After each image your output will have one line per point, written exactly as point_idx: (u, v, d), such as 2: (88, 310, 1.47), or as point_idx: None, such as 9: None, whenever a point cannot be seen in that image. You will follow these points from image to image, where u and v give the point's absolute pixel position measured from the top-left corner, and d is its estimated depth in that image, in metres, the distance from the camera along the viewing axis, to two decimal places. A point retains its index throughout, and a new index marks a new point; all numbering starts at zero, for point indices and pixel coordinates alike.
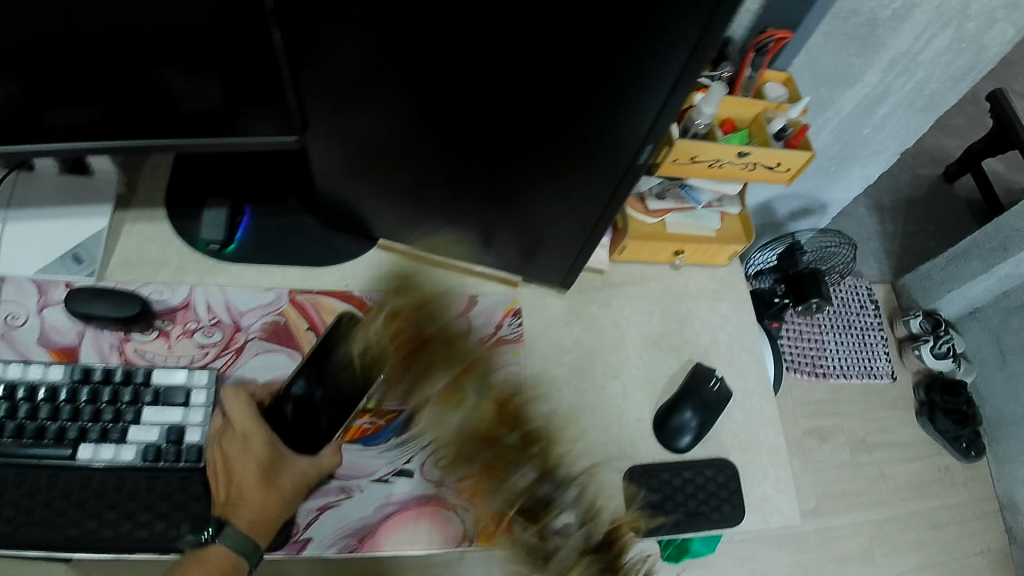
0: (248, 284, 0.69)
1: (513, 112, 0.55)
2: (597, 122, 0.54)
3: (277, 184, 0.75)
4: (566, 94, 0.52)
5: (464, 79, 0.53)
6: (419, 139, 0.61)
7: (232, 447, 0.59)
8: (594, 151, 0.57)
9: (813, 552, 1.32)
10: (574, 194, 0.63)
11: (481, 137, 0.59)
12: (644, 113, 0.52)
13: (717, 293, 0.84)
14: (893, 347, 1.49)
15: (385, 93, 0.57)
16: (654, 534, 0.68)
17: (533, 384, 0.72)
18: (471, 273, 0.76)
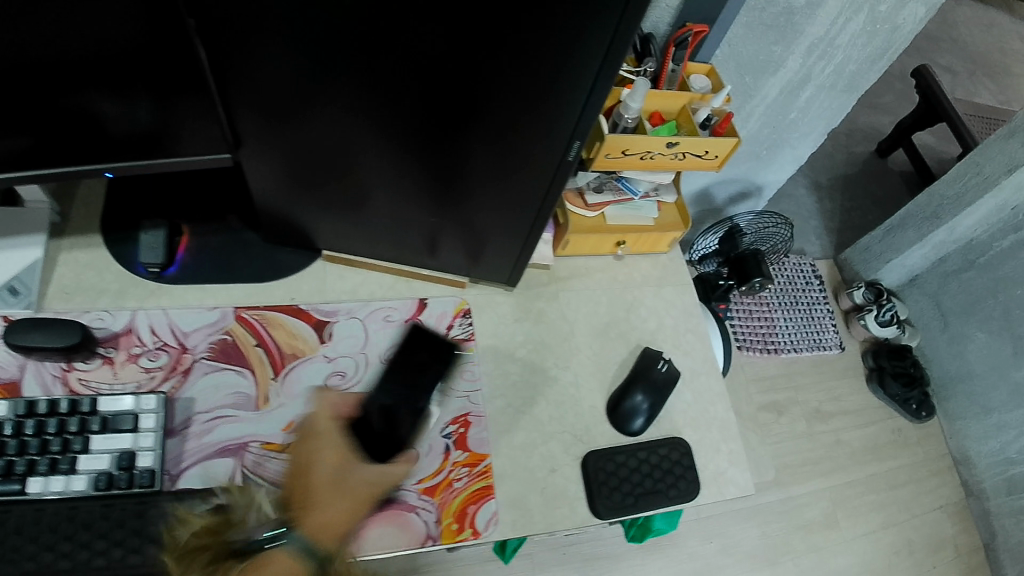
0: (192, 305, 0.70)
1: (448, 114, 0.56)
2: (528, 118, 0.55)
3: (215, 203, 0.75)
4: (496, 94, 0.54)
5: (397, 84, 0.54)
6: (360, 147, 0.62)
7: (309, 447, 0.57)
8: (528, 146, 0.59)
9: (778, 521, 1.36)
10: (513, 191, 0.65)
11: (420, 141, 0.60)
12: (571, 107, 0.54)
13: (660, 280, 0.87)
14: (840, 318, 1.58)
15: (323, 103, 0.57)
16: (613, 515, 0.70)
17: (488, 380, 0.74)
18: (418, 277, 0.77)
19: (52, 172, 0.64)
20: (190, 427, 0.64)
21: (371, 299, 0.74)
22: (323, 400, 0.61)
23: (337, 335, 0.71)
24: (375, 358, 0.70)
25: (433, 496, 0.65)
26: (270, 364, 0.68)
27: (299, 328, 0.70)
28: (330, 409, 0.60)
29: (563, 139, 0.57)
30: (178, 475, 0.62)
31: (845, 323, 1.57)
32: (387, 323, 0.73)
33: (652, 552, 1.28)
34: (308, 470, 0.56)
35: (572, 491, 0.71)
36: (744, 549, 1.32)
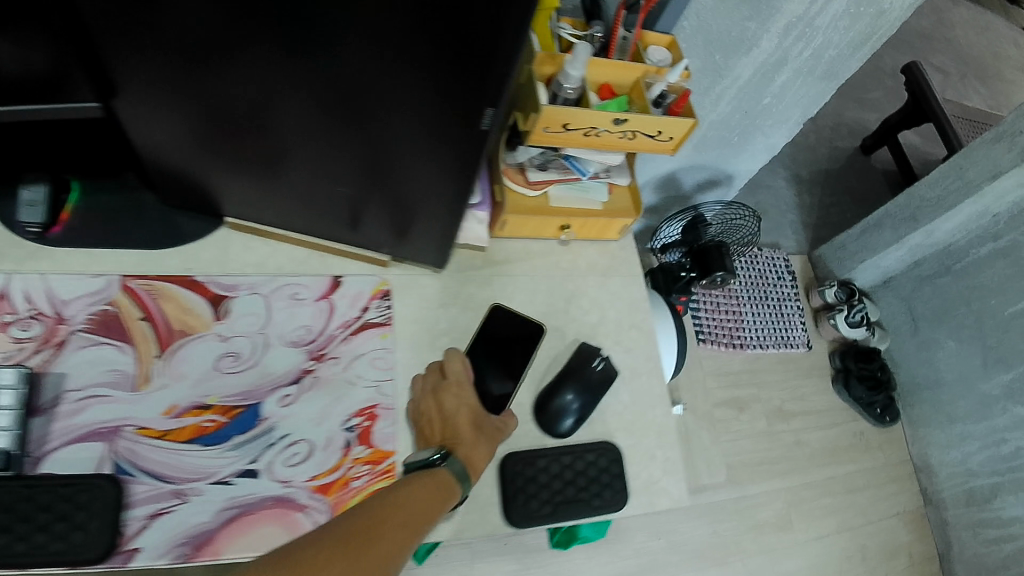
0: (74, 271, 0.62)
1: (353, 69, 0.49)
2: (452, 88, 0.48)
3: (115, 156, 0.67)
4: (418, 58, 0.46)
5: (306, 38, 0.47)
6: (273, 107, 0.55)
7: (450, 394, 0.64)
8: (455, 121, 0.52)
9: (730, 520, 1.33)
10: (432, 165, 0.58)
11: (339, 104, 0.53)
12: (488, 72, 0.47)
13: (607, 270, 0.80)
14: (810, 316, 1.52)
15: (227, 54, 0.50)
16: (528, 523, 0.66)
17: (404, 370, 0.68)
18: (333, 252, 0.70)
19: None
20: (58, 406, 0.57)
21: (279, 274, 0.68)
22: (457, 358, 0.66)
23: (235, 312, 0.64)
24: (275, 340, 0.64)
25: (326, 495, 0.60)
26: (155, 341, 0.61)
27: (192, 301, 0.64)
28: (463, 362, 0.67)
29: (483, 109, 0.49)
30: (41, 458, 0.56)
31: (814, 321, 1.52)
32: (294, 301, 0.67)
33: (596, 546, 1.23)
34: (447, 412, 0.64)
35: (486, 496, 0.66)
36: (692, 548, 1.28)
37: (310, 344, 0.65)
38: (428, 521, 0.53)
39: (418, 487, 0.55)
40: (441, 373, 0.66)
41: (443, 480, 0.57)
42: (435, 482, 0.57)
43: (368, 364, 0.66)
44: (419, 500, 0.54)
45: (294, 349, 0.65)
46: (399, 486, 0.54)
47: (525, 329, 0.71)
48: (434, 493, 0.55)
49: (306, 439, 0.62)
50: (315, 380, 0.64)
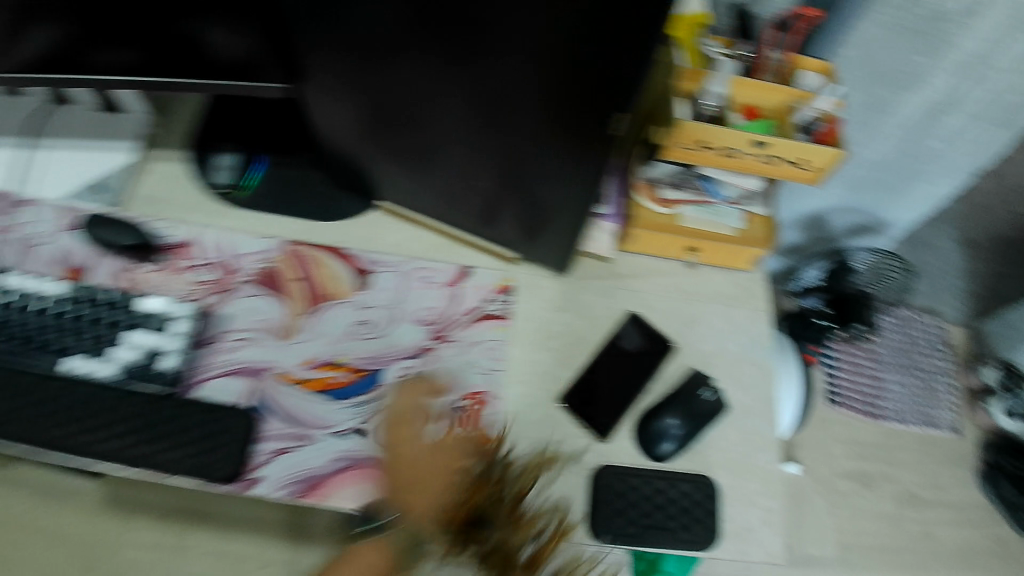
0: (250, 230, 0.72)
1: (506, 71, 0.55)
2: (591, 90, 0.51)
3: (296, 137, 0.77)
4: (565, 58, 0.50)
5: (471, 36, 0.53)
6: (436, 99, 0.61)
7: (400, 434, 0.62)
8: (588, 126, 0.54)
9: None
10: (566, 172, 0.61)
11: (492, 100, 0.58)
12: (622, 80, 0.49)
13: (732, 300, 0.77)
14: (963, 395, 1.35)
15: (408, 45, 0.57)
16: (610, 539, 0.65)
17: (514, 364, 0.70)
18: (466, 244, 0.75)
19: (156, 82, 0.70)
20: (220, 342, 0.66)
21: (415, 256, 0.73)
22: (408, 391, 0.65)
23: (374, 286, 0.71)
24: (403, 316, 0.70)
25: None
26: (304, 300, 0.69)
27: (340, 270, 0.71)
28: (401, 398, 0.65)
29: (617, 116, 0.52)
30: (197, 383, 0.64)
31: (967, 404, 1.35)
32: (425, 284, 0.72)
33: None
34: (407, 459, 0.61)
35: (576, 503, 0.66)
36: None
37: (433, 324, 0.70)
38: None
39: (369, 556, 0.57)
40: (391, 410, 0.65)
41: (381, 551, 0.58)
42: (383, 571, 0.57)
43: (482, 353, 0.70)
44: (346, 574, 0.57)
45: (419, 327, 0.70)
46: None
47: (659, 344, 0.73)
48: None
49: None
50: (433, 358, 0.69)
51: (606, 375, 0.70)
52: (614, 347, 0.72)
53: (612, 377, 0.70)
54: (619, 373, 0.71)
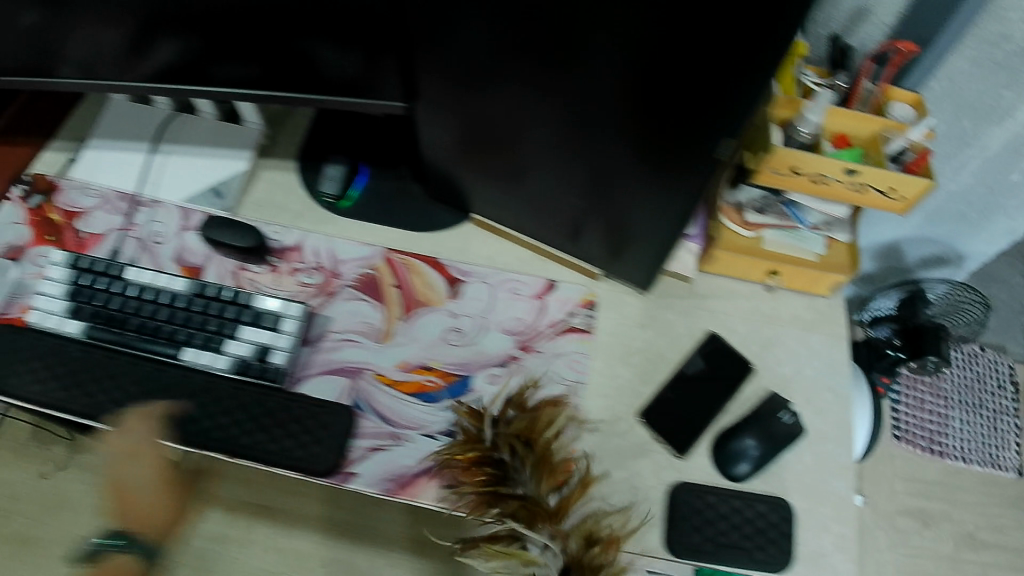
0: (352, 238, 0.77)
1: (602, 101, 0.58)
2: (699, 119, 0.54)
3: (396, 152, 0.82)
4: (674, 90, 0.53)
5: (570, 70, 0.57)
6: (536, 125, 0.65)
7: (130, 468, 0.61)
8: (692, 150, 0.57)
9: None
10: (657, 195, 0.63)
11: (593, 127, 0.61)
12: (722, 109, 0.52)
13: (810, 324, 0.78)
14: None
15: (516, 78, 0.61)
16: (686, 555, 0.65)
17: (595, 377, 0.72)
18: (553, 259, 0.78)
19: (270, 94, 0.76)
20: (323, 341, 0.71)
21: (504, 269, 0.76)
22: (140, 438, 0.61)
23: (465, 295, 0.74)
24: (492, 325, 0.73)
25: None
26: (400, 305, 0.73)
27: (433, 278, 0.75)
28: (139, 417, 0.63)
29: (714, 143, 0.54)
30: (300, 379, 0.68)
31: None
32: (513, 295, 0.75)
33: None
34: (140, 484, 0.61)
35: (651, 517, 0.67)
36: None
37: (520, 334, 0.73)
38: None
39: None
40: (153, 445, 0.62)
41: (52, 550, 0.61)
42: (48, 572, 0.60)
43: (566, 365, 0.72)
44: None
45: (506, 336, 0.73)
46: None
47: (740, 366, 0.73)
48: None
49: None
50: (520, 367, 0.71)
51: (687, 393, 0.71)
52: (695, 365, 0.73)
53: (691, 394, 0.71)
54: (698, 392, 0.72)
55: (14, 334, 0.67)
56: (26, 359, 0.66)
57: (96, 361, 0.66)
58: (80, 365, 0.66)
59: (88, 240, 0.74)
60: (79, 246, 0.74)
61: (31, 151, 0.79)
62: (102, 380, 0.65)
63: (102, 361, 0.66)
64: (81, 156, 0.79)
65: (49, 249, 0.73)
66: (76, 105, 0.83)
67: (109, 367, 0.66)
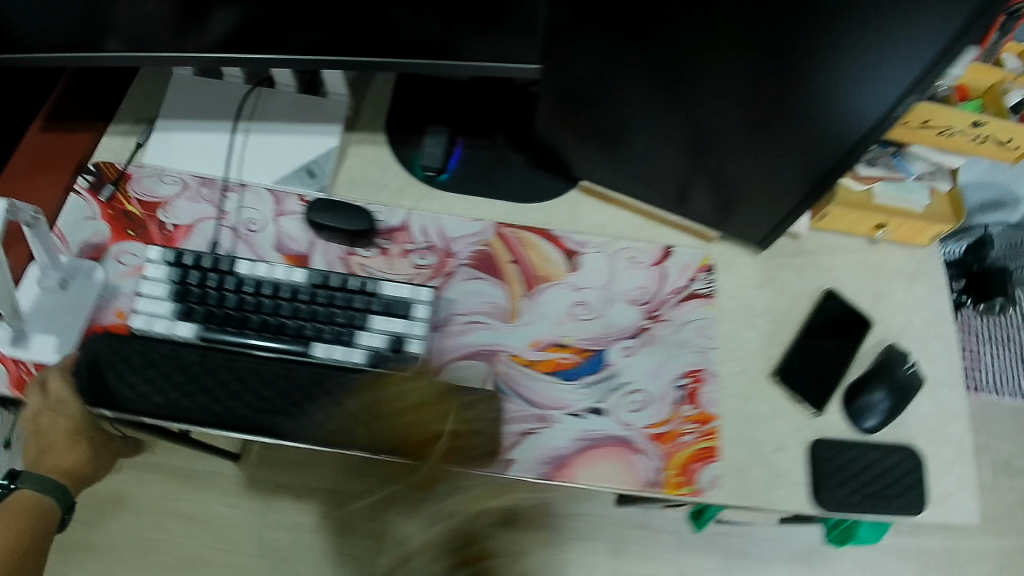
0: (458, 214, 0.73)
1: (704, 60, 0.60)
2: (870, 87, 0.54)
3: (486, 118, 0.77)
4: (798, 50, 0.55)
5: (670, 30, 0.59)
6: (676, 89, 0.64)
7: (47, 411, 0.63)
8: (850, 118, 0.57)
9: (940, 568, 1.11)
10: (767, 150, 0.65)
11: (744, 91, 0.61)
12: (832, 60, 0.54)
13: (913, 275, 0.78)
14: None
15: (671, 39, 0.59)
16: (836, 509, 0.67)
17: (724, 342, 0.71)
18: (666, 224, 0.76)
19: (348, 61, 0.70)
20: (450, 325, 0.68)
21: (618, 238, 0.74)
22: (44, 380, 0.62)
23: (584, 267, 0.72)
24: (617, 297, 0.71)
25: (659, 444, 0.66)
26: (521, 282, 0.70)
27: (550, 252, 0.72)
28: (67, 379, 0.61)
29: (826, 92, 0.56)
30: (435, 367, 0.66)
31: None
32: (633, 264, 0.73)
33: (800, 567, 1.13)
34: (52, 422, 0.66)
35: (794, 476, 0.68)
36: None
37: (646, 304, 0.71)
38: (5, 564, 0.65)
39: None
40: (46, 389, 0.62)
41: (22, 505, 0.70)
42: (11, 517, 0.69)
43: (694, 331, 0.71)
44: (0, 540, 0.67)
45: (632, 307, 0.71)
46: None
47: (859, 322, 0.74)
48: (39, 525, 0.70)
49: (644, 389, 0.68)
50: (651, 337, 0.70)
51: (811, 352, 0.72)
52: (817, 324, 0.73)
53: (817, 352, 0.72)
54: (822, 351, 0.72)
55: (120, 341, 0.62)
56: (141, 368, 0.61)
57: (218, 364, 0.62)
58: (202, 370, 0.61)
59: (176, 233, 0.68)
60: (167, 239, 0.68)
61: (93, 138, 0.72)
62: (229, 385, 0.61)
63: (224, 365, 0.62)
64: (149, 140, 0.72)
65: (135, 245, 0.68)
66: (132, 83, 0.76)
67: (236, 370, 0.62)
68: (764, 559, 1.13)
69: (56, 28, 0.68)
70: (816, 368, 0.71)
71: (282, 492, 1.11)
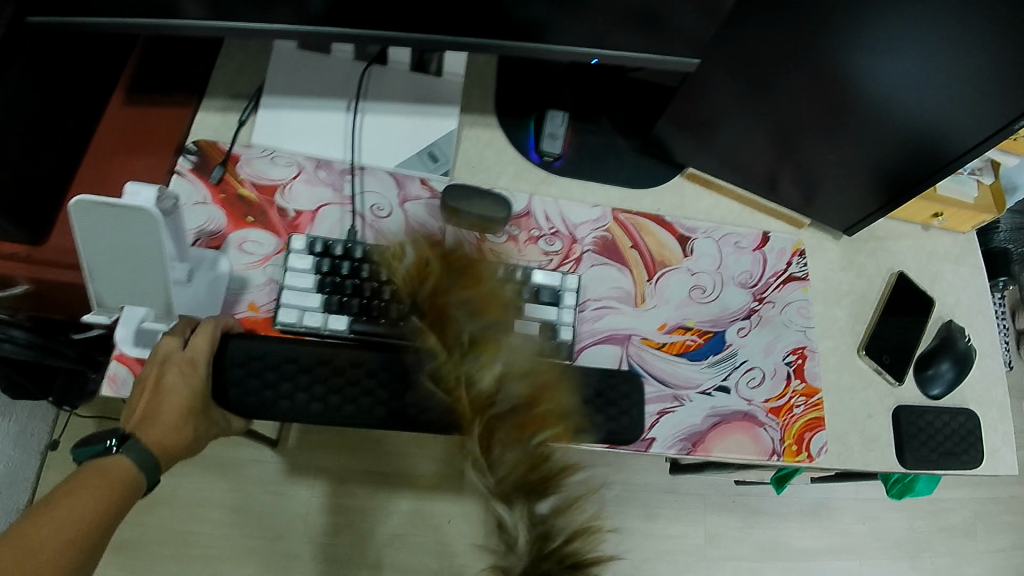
0: (576, 199, 0.74)
1: (791, 67, 0.66)
2: (993, 108, 0.61)
3: (592, 103, 0.78)
4: (882, 61, 0.62)
5: (762, 40, 0.64)
6: (799, 98, 0.68)
7: (172, 370, 0.54)
8: (964, 134, 0.64)
9: (925, 518, 1.29)
10: (849, 143, 0.71)
11: (864, 104, 0.66)
12: (912, 69, 0.61)
13: (960, 257, 0.86)
14: (1012, 336, 1.43)
15: (810, 55, 0.64)
16: (917, 466, 0.75)
17: (818, 321, 0.78)
18: (762, 210, 0.81)
19: (458, 44, 0.65)
20: (584, 311, 0.69)
21: (721, 223, 0.78)
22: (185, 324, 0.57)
23: (696, 252, 0.75)
24: (728, 280, 0.75)
25: (777, 417, 0.71)
26: (644, 268, 0.73)
27: (664, 237, 0.75)
28: (213, 341, 0.56)
29: (903, 95, 0.64)
30: (578, 352, 0.68)
31: (1015, 342, 1.43)
32: (737, 249, 0.77)
33: (809, 518, 1.26)
34: (167, 389, 0.54)
35: (883, 438, 0.75)
36: (891, 537, 1.27)
37: (754, 287, 0.76)
38: (69, 547, 0.44)
39: (73, 502, 0.46)
40: (185, 341, 0.56)
41: (117, 476, 0.49)
42: (103, 482, 0.48)
43: (796, 312, 0.76)
44: (73, 516, 0.45)
45: (742, 290, 0.75)
46: (48, 499, 0.45)
47: (921, 301, 0.81)
48: (111, 494, 0.48)
49: (759, 367, 0.73)
50: (760, 318, 0.75)
51: (889, 328, 0.79)
52: (891, 303, 0.80)
53: (895, 330, 0.79)
54: (895, 327, 0.79)
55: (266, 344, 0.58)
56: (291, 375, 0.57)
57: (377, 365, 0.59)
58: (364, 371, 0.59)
59: (299, 220, 0.65)
60: (291, 227, 0.64)
61: (189, 114, 0.67)
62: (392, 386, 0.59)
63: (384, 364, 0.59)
64: (254, 118, 0.67)
65: (257, 233, 0.63)
66: (219, 54, 0.70)
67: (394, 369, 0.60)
68: (781, 512, 1.25)
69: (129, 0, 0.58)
70: (895, 342, 0.79)
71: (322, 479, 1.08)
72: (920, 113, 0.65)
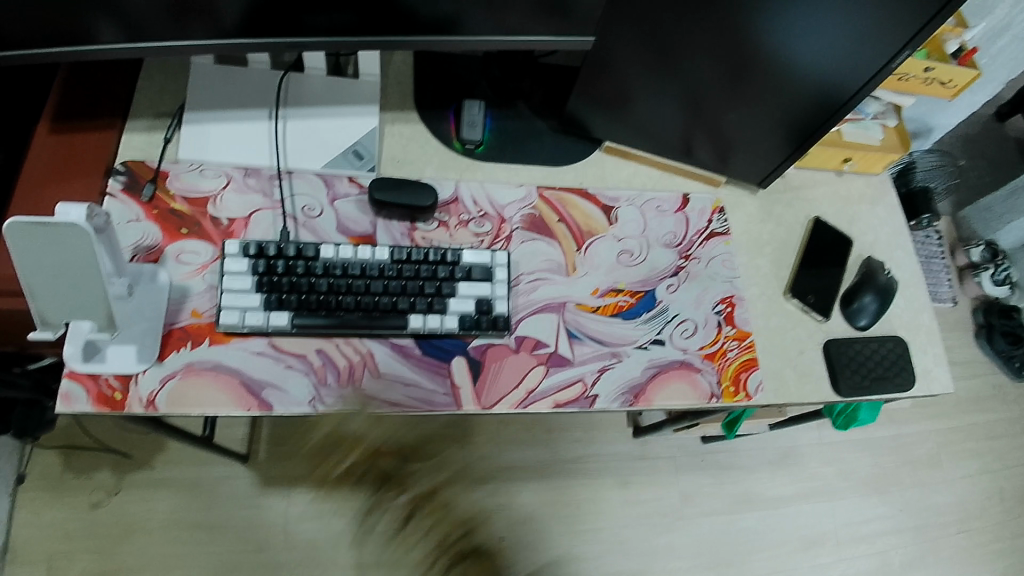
0: (500, 181, 0.77)
1: (683, 31, 0.69)
2: (876, 47, 0.66)
3: (508, 89, 0.82)
4: (761, 18, 0.66)
5: (652, 10, 0.68)
6: (699, 60, 0.72)
7: None
8: (855, 74, 0.69)
9: (889, 454, 1.36)
10: (751, 98, 0.75)
11: (756, 61, 0.71)
12: (790, 22, 0.66)
13: (874, 198, 0.92)
14: (953, 274, 1.50)
15: (701, 18, 0.68)
16: (851, 393, 0.79)
17: (744, 271, 0.82)
18: (680, 173, 0.85)
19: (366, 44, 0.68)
20: (519, 284, 0.73)
21: (643, 189, 0.83)
22: None
23: (621, 219, 0.79)
24: (655, 242, 0.79)
25: (712, 361, 0.75)
26: (572, 239, 0.77)
27: (589, 208, 0.79)
28: None
29: (788, 48, 0.68)
30: (517, 323, 0.71)
31: (956, 279, 1.51)
32: (660, 212, 0.81)
33: (778, 467, 1.31)
34: None
35: (817, 372, 0.80)
36: (859, 476, 1.33)
37: (679, 246, 0.80)
38: None
39: None
40: None
41: None
42: None
43: (720, 264, 0.81)
44: None
45: (668, 250, 0.80)
46: None
47: (839, 243, 0.86)
48: None
49: (691, 318, 0.77)
50: (687, 274, 0.79)
51: (815, 273, 0.84)
52: (812, 248, 0.85)
53: (821, 273, 0.84)
54: (818, 270, 0.84)
55: None
56: None
57: None
58: None
59: (233, 227, 0.67)
60: (225, 234, 0.67)
61: (115, 137, 0.69)
62: None
63: None
64: (179, 134, 0.69)
65: (193, 243, 0.66)
66: (139, 77, 0.72)
67: None
68: (751, 464, 1.30)
69: (42, 32, 0.61)
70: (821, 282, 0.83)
71: (299, 486, 1.11)
72: (807, 61, 0.69)
